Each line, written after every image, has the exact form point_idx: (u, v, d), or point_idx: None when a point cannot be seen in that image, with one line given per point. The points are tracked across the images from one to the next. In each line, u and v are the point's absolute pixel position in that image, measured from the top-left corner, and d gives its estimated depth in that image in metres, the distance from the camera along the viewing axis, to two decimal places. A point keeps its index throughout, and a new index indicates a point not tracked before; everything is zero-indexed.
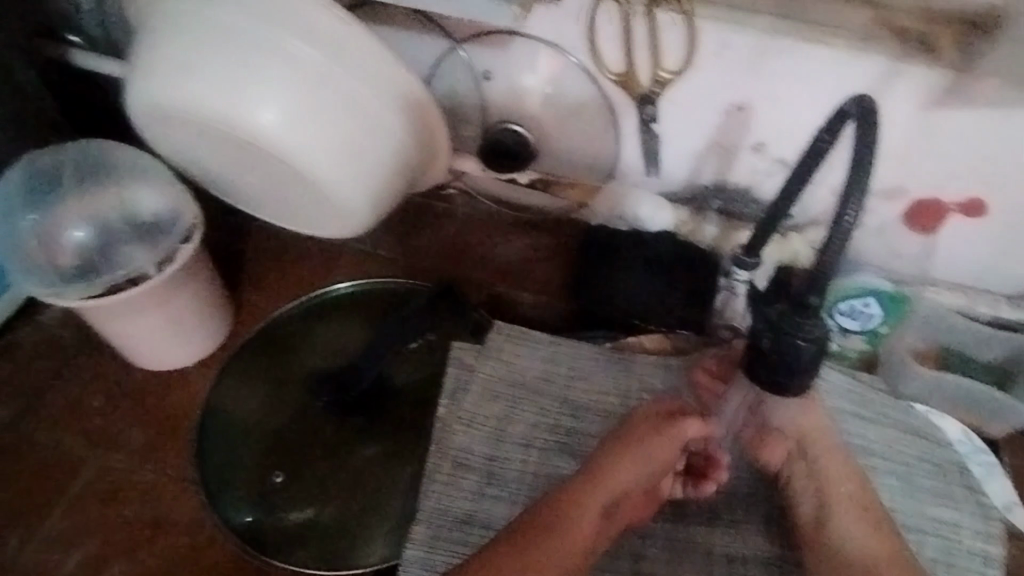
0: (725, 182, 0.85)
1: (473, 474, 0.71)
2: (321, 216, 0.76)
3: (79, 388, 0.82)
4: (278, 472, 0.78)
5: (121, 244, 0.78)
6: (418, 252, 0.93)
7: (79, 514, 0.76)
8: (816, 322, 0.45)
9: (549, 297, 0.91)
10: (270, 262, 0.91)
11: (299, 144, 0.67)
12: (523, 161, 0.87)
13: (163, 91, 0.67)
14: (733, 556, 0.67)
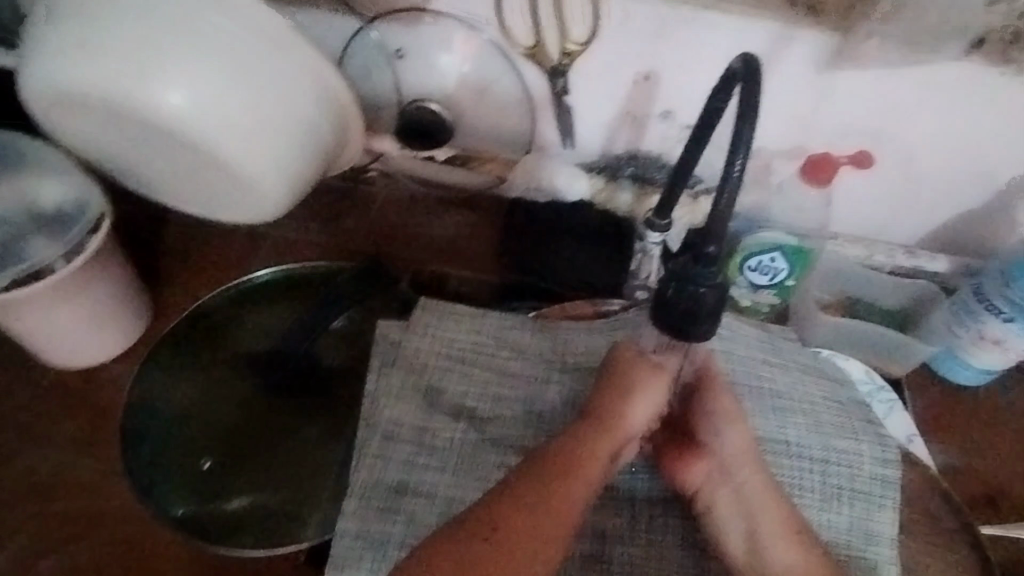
0: (638, 150, 0.89)
1: (401, 442, 0.71)
2: (239, 203, 0.76)
3: (3, 388, 0.82)
4: (210, 458, 0.78)
5: (19, 233, 0.73)
6: (344, 233, 0.94)
7: (10, 510, 0.77)
8: (714, 270, 0.48)
9: (477, 272, 0.94)
10: (194, 254, 0.91)
11: (209, 126, 0.66)
12: (442, 138, 0.87)
13: (62, 79, 0.65)
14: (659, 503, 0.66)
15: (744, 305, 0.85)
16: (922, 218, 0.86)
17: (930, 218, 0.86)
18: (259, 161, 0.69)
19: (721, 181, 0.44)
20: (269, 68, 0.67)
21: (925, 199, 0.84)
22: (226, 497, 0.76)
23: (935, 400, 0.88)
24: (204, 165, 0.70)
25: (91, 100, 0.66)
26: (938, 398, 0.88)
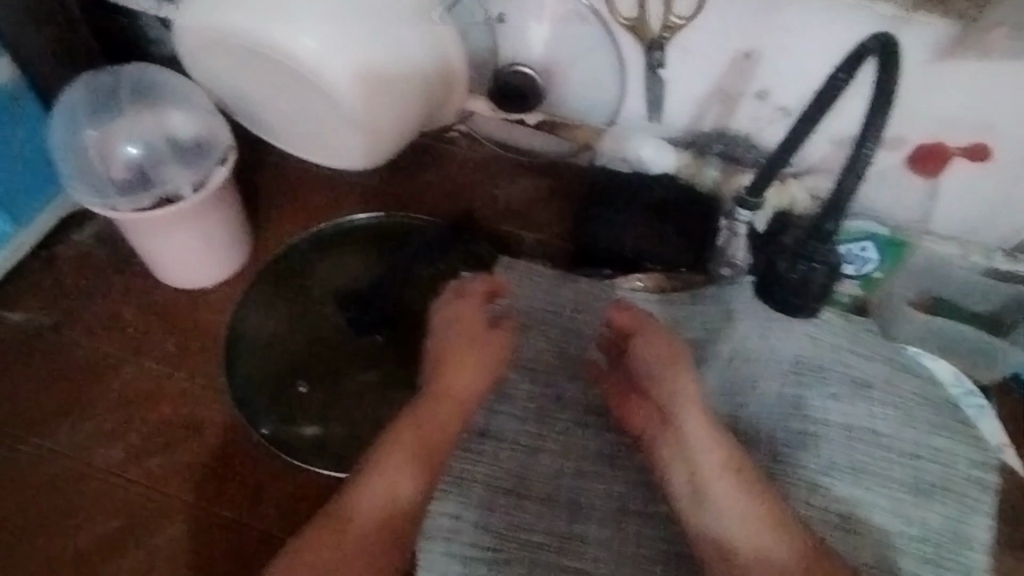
0: (726, 129, 0.87)
1: (486, 393, 0.76)
2: (344, 145, 0.81)
3: (109, 298, 0.84)
4: (302, 382, 0.82)
5: (160, 161, 0.79)
6: (424, 189, 0.95)
7: (121, 411, 0.79)
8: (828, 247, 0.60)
9: (551, 238, 0.93)
10: (281, 194, 0.93)
11: (328, 64, 0.72)
12: (531, 103, 0.88)
13: (206, 17, 0.72)
14: None
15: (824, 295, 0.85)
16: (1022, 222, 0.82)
17: None
18: (372, 114, 0.75)
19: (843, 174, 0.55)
20: (391, 28, 0.73)
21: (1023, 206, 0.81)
22: (308, 421, 0.80)
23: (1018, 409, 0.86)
24: (321, 115, 0.77)
25: (230, 45, 0.73)
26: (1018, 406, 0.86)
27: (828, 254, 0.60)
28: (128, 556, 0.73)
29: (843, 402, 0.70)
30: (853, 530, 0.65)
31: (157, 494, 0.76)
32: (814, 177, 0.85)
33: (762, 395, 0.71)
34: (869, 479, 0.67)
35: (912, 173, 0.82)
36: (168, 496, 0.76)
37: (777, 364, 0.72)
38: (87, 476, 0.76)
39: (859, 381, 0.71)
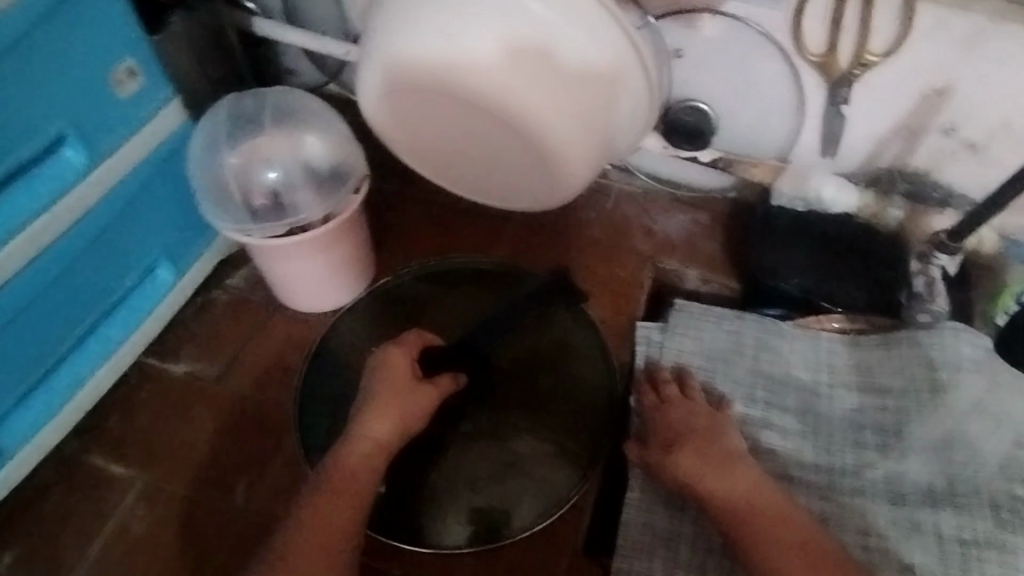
0: (904, 165, 0.84)
1: None
2: (527, 179, 0.77)
3: (278, 349, 0.84)
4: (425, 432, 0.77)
5: (291, 186, 0.72)
6: (580, 224, 0.92)
7: (304, 468, 0.77)
8: None
9: (714, 274, 0.89)
10: (437, 234, 0.92)
11: (529, 105, 0.68)
12: (705, 140, 0.83)
13: (401, 52, 0.68)
14: (964, 538, 0.64)
15: None
16: None
17: None
18: (563, 146, 0.71)
19: None
20: (560, 53, 0.65)
21: None
22: (422, 477, 0.75)
23: None
24: (509, 147, 0.73)
25: (407, 88, 0.71)
26: None
27: None
28: None
29: None
30: None
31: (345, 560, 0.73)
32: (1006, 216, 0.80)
33: (986, 458, 0.67)
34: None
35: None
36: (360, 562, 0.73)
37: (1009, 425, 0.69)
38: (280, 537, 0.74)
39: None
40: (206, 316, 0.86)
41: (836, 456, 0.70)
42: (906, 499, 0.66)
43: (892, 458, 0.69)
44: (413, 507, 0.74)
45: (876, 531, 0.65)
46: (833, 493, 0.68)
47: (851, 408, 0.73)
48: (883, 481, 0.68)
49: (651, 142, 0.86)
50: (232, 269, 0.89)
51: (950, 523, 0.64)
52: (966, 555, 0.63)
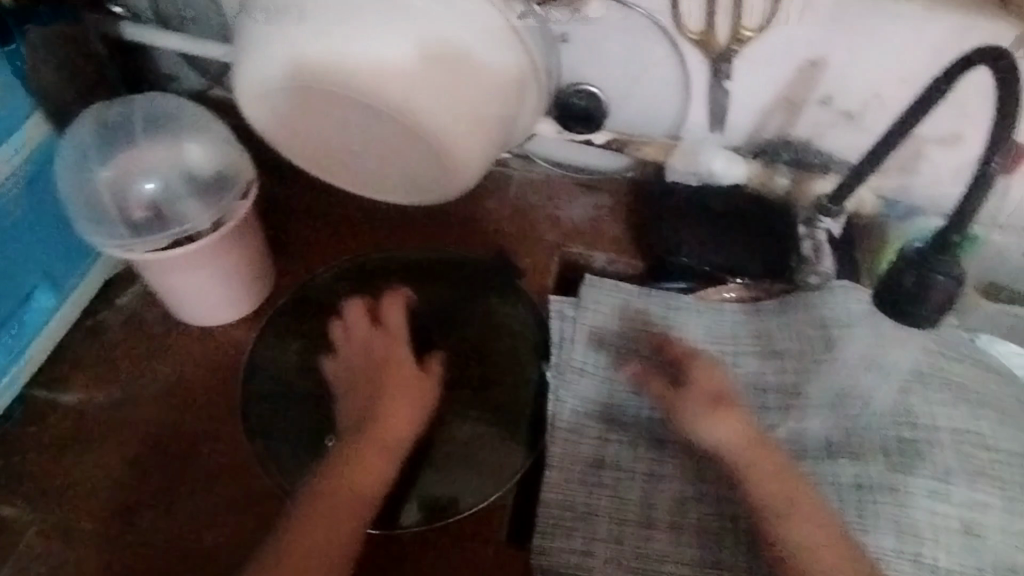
0: (788, 135, 0.88)
1: (590, 419, 0.72)
2: (423, 182, 0.77)
3: (179, 368, 0.80)
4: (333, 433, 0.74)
5: (174, 197, 0.69)
6: (486, 215, 0.92)
7: (215, 489, 0.74)
8: (949, 262, 0.58)
9: (620, 254, 0.92)
10: (341, 233, 0.89)
11: (423, 106, 0.67)
12: (598, 122, 0.86)
13: (289, 53, 0.67)
14: (863, 484, 0.64)
15: None
16: None
17: None
18: (459, 148, 0.71)
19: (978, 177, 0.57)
20: (470, 56, 0.67)
21: None
22: None
23: None
24: (404, 150, 0.73)
25: (311, 95, 0.69)
26: None
27: (957, 268, 0.58)
28: None
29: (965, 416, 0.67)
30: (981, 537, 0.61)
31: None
32: (881, 177, 0.85)
33: (877, 404, 0.68)
34: (985, 489, 0.63)
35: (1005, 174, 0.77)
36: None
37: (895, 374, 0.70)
38: (196, 560, 0.71)
39: (974, 387, 0.68)
40: (98, 339, 0.82)
41: (743, 418, 0.71)
42: (809, 454, 0.67)
43: (795, 416, 0.70)
44: None
45: None
46: None
47: (759, 370, 0.74)
48: (788, 440, 0.69)
49: (546, 128, 0.85)
50: (125, 288, 0.85)
51: (846, 470, 0.65)
52: (862, 500, 0.63)
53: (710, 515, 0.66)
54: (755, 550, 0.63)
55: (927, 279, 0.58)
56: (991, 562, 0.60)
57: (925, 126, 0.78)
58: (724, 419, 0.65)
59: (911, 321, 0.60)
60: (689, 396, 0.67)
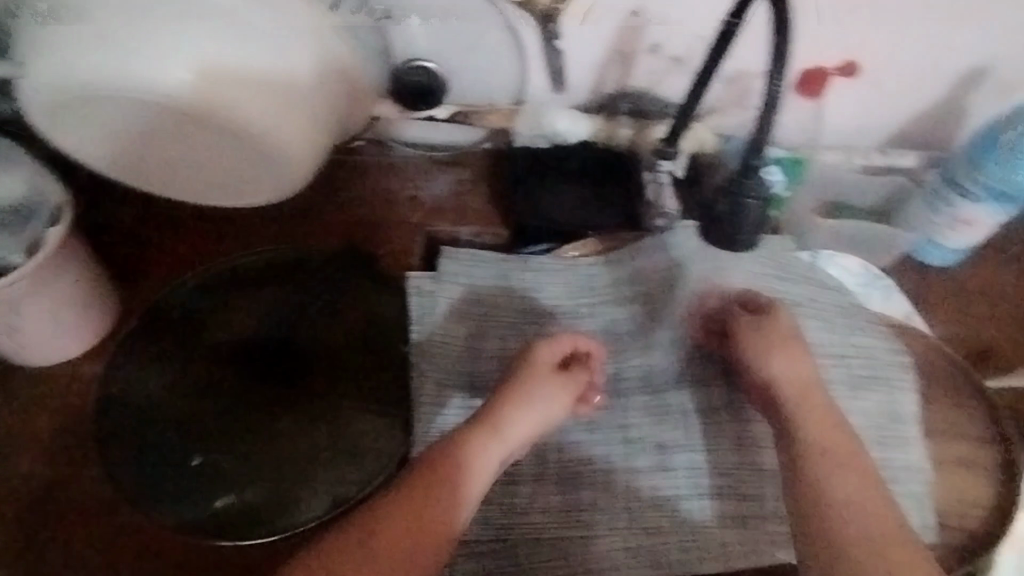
0: (628, 85, 0.89)
1: (456, 387, 0.75)
2: (255, 185, 0.75)
3: (28, 411, 0.76)
4: (197, 455, 0.74)
5: None
6: (343, 206, 0.90)
7: (83, 527, 0.72)
8: (756, 180, 0.63)
9: (484, 227, 0.91)
10: (189, 244, 0.85)
11: (242, 107, 0.67)
12: (438, 96, 0.85)
13: (81, 65, 0.63)
14: (705, 409, 0.71)
15: None
16: (889, 117, 0.93)
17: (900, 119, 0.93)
18: (287, 147, 0.71)
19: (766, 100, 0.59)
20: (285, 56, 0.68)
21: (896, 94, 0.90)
22: (235, 488, 0.73)
23: (924, 281, 0.94)
24: (229, 154, 0.71)
25: (137, 112, 0.66)
26: (925, 279, 0.94)
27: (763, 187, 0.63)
28: None
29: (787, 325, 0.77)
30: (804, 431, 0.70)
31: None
32: (715, 116, 0.88)
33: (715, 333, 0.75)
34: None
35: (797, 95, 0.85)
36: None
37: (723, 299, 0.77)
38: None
39: (800, 303, 0.79)
40: None
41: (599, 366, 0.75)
42: (660, 389, 0.72)
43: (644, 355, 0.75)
44: (248, 514, 0.72)
45: (636, 426, 0.70)
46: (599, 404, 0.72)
47: (612, 319, 0.79)
48: (641, 381, 0.73)
49: (386, 109, 0.86)
50: None
51: (691, 399, 0.71)
52: (704, 421, 0.70)
53: (568, 463, 0.69)
54: (617, 488, 0.67)
55: (741, 206, 0.64)
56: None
57: (733, 59, 0.83)
58: (796, 364, 0.67)
59: (721, 244, 0.68)
60: (760, 346, 0.68)
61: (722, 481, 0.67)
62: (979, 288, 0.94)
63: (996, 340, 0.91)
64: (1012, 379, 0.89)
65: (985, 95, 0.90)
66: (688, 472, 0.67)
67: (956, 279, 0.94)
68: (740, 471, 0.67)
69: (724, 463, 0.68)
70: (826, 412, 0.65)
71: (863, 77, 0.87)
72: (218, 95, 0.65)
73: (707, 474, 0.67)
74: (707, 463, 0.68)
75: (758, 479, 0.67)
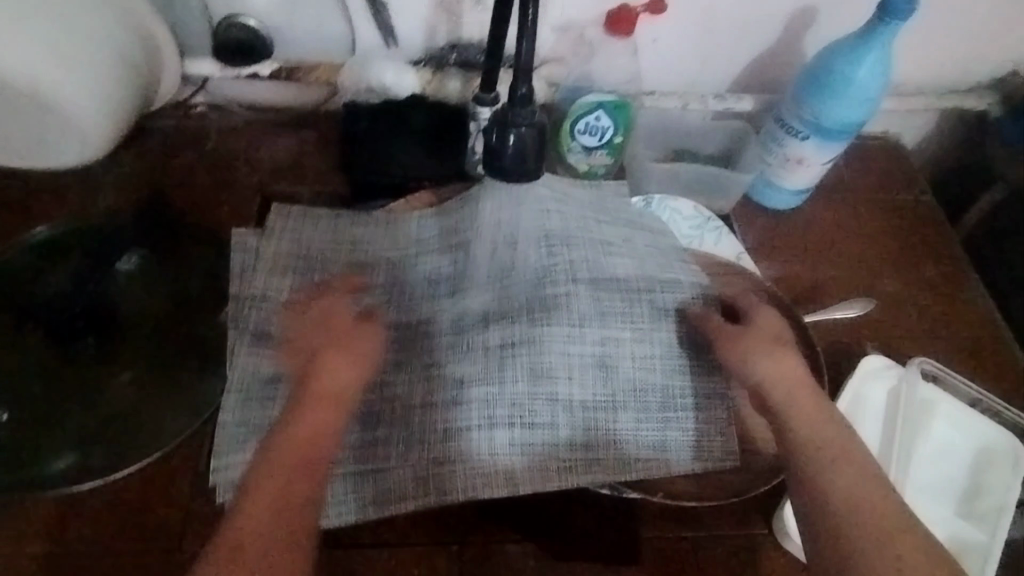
0: (459, 38, 0.88)
1: (273, 342, 0.75)
2: (51, 147, 0.76)
3: None
4: (2, 412, 0.74)
5: None
6: (178, 168, 0.90)
7: None
8: (527, 111, 0.72)
9: (322, 185, 0.91)
10: (11, 211, 0.85)
11: (34, 73, 0.67)
12: (260, 53, 0.86)
13: None
14: (505, 343, 0.72)
15: (582, 170, 0.89)
16: (724, 64, 0.95)
17: (738, 62, 0.95)
18: (83, 114, 0.72)
19: (519, 27, 0.68)
20: (79, 24, 0.70)
21: (725, 38, 0.92)
22: (67, 447, 0.73)
23: (765, 228, 0.97)
24: (20, 116, 0.71)
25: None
26: (765, 226, 0.97)
27: (532, 116, 0.72)
28: None
29: (612, 258, 0.76)
30: (605, 363, 0.73)
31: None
32: (548, 67, 0.90)
33: (524, 269, 0.75)
34: (616, 326, 0.74)
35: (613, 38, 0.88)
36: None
37: (532, 238, 0.76)
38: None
39: (612, 241, 0.78)
40: None
41: (410, 312, 0.77)
42: (465, 327, 0.74)
43: (455, 300, 0.76)
44: (84, 471, 0.72)
45: (437, 362, 0.73)
46: (409, 346, 0.75)
47: (431, 265, 0.79)
48: (452, 322, 0.75)
49: (209, 67, 0.87)
50: None
51: (494, 335, 0.73)
52: (502, 354, 0.72)
53: (370, 402, 0.73)
54: (413, 426, 0.71)
55: (508, 138, 0.72)
56: (617, 386, 0.72)
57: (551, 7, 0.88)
58: (782, 363, 0.66)
59: (489, 170, 0.76)
60: (745, 350, 0.68)
61: (513, 411, 0.70)
62: (802, 232, 0.97)
63: (817, 280, 0.94)
64: (835, 315, 0.91)
65: (816, 31, 0.92)
66: (480, 404, 0.71)
67: (783, 222, 0.98)
68: (531, 400, 0.71)
69: (516, 393, 0.71)
70: (808, 389, 0.64)
71: (689, 18, 0.89)
72: (6, 54, 0.65)
73: (500, 405, 0.71)
74: (500, 395, 0.71)
75: (547, 407, 0.71)
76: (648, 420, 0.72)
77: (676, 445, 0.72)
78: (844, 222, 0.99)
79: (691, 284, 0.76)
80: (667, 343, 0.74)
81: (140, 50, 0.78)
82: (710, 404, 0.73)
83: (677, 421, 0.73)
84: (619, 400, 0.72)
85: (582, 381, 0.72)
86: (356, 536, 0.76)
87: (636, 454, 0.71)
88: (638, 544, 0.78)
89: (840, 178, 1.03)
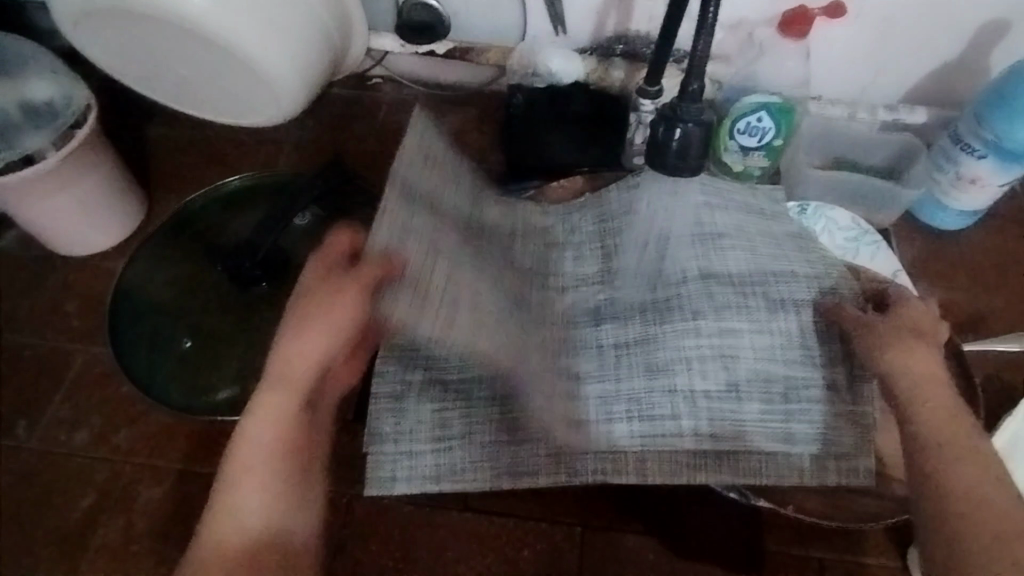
0: (628, 30, 0.89)
1: None
2: (252, 111, 0.85)
3: (58, 294, 0.89)
4: (184, 339, 0.84)
5: (14, 126, 0.77)
6: (352, 137, 0.98)
7: (83, 397, 0.83)
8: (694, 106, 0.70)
9: (481, 162, 0.96)
10: (213, 165, 0.97)
11: (254, 50, 0.75)
12: (439, 33, 0.90)
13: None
14: (619, 343, 0.67)
15: (737, 170, 0.87)
16: (900, 74, 0.91)
17: (914, 71, 0.91)
18: (286, 86, 0.80)
19: (699, 22, 0.64)
20: (295, 8, 0.77)
21: (906, 48, 0.88)
22: (229, 380, 0.82)
23: (923, 248, 0.93)
24: (234, 82, 0.80)
25: (154, 33, 0.75)
26: (924, 246, 0.93)
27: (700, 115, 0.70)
28: (121, 514, 0.77)
29: (734, 246, 0.66)
30: (728, 358, 0.63)
31: (129, 465, 0.79)
32: (714, 65, 0.90)
33: (668, 270, 0.67)
34: (735, 317, 0.64)
35: (783, 38, 0.85)
36: (141, 465, 0.79)
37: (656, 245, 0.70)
38: (61, 459, 0.80)
39: (732, 231, 0.68)
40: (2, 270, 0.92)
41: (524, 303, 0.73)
42: (577, 321, 0.70)
43: (568, 292, 0.72)
44: (244, 401, 0.81)
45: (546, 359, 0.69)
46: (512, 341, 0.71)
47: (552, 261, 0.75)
48: (566, 318, 0.70)
49: (389, 43, 0.93)
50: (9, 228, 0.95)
51: (608, 333, 0.68)
52: (617, 355, 0.67)
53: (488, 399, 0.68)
54: (531, 423, 0.66)
55: (675, 131, 0.70)
56: (740, 375, 0.62)
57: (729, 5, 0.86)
58: (914, 356, 0.58)
59: (648, 163, 0.73)
60: (880, 344, 0.59)
61: (631, 404, 0.63)
62: (964, 258, 0.92)
63: (976, 309, 0.89)
64: (995, 348, 0.85)
65: (1007, 44, 0.85)
66: (598, 402, 0.64)
67: (945, 245, 0.93)
68: (650, 395, 0.64)
69: (634, 389, 0.64)
70: (945, 390, 0.56)
71: (871, 24, 0.85)
72: (235, 31, 0.73)
73: (618, 400, 0.64)
74: (617, 393, 0.65)
75: (666, 399, 0.63)
76: (773, 413, 0.62)
77: (804, 438, 0.62)
78: (1015, 252, 0.93)
79: (814, 271, 0.65)
80: (789, 331, 0.63)
81: (336, 33, 0.85)
82: (838, 395, 0.62)
83: (801, 413, 0.63)
84: (750, 398, 0.62)
85: (703, 372, 0.63)
86: (488, 503, 0.80)
87: (762, 446, 0.63)
88: (762, 557, 0.77)
89: (1014, 205, 0.96)
